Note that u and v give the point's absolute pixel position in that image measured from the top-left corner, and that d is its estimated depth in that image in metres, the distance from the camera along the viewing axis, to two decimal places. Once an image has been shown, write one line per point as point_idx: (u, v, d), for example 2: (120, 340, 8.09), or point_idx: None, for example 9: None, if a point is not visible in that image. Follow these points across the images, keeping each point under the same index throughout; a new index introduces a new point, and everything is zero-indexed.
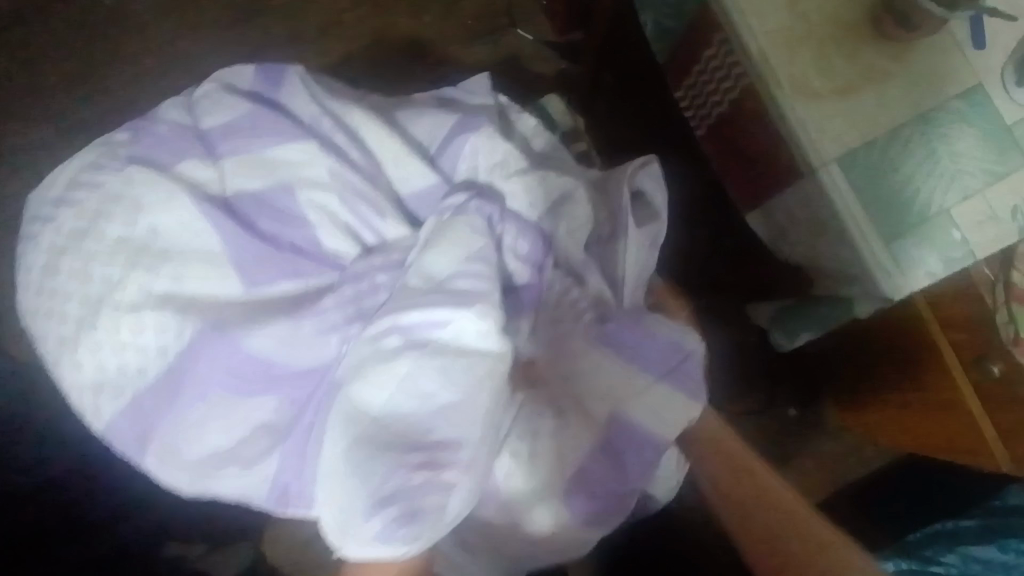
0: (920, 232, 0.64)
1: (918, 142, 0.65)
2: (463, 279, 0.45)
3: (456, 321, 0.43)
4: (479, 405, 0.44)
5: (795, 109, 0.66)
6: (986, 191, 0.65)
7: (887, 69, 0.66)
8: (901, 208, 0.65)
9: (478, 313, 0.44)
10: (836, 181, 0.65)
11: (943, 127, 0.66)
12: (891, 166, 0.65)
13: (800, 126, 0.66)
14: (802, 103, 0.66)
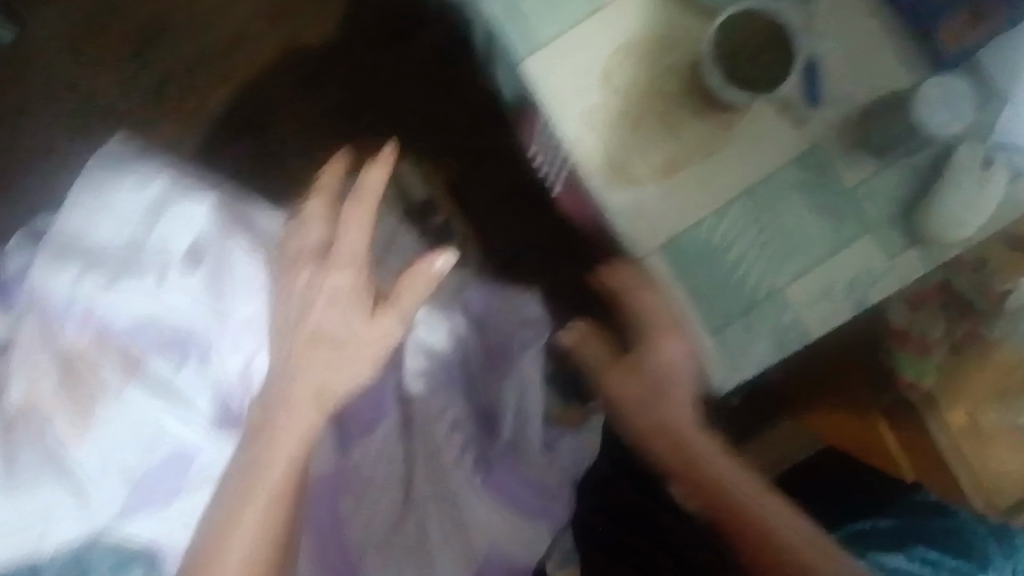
0: (748, 314, 0.70)
1: (742, 222, 0.71)
2: (192, 307, 0.75)
3: (151, 229, 0.78)
4: (182, 288, 0.76)
5: (625, 193, 0.70)
6: (815, 263, 0.71)
7: (714, 147, 0.71)
8: (731, 290, 0.70)
9: (148, 225, 0.78)
10: (663, 268, 0.70)
11: (772, 204, 0.72)
12: (719, 248, 0.70)
13: (629, 210, 0.70)
14: (632, 186, 0.70)
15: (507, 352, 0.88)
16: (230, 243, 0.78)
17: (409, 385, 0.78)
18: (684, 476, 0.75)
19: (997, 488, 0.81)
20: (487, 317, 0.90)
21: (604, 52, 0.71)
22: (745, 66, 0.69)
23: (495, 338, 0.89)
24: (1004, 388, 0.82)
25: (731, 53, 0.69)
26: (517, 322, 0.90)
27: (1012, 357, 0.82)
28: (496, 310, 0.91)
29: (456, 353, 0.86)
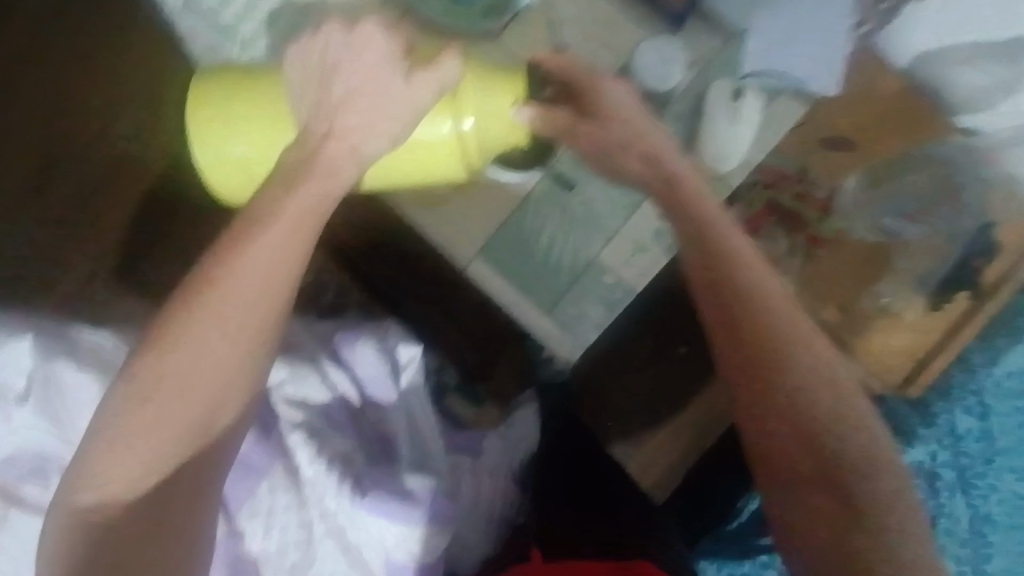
0: (573, 290, 0.70)
1: (551, 200, 0.70)
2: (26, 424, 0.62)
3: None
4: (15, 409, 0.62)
5: (469, 192, 0.70)
6: (640, 204, 0.70)
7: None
8: (547, 277, 0.70)
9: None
10: (484, 273, 0.70)
11: None
12: (527, 239, 0.70)
13: (436, 231, 0.70)
14: (426, 211, 0.70)
15: (378, 395, 0.75)
16: (57, 359, 0.63)
17: (298, 452, 0.67)
18: (720, 312, 0.51)
19: (886, 366, 0.89)
20: (353, 366, 0.75)
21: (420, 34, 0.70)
22: (557, 20, 0.70)
23: (372, 381, 0.75)
24: (866, 281, 0.88)
25: (515, 160, 0.67)
26: (384, 363, 0.75)
27: (861, 252, 0.88)
28: (361, 354, 0.75)
29: (333, 399, 0.73)
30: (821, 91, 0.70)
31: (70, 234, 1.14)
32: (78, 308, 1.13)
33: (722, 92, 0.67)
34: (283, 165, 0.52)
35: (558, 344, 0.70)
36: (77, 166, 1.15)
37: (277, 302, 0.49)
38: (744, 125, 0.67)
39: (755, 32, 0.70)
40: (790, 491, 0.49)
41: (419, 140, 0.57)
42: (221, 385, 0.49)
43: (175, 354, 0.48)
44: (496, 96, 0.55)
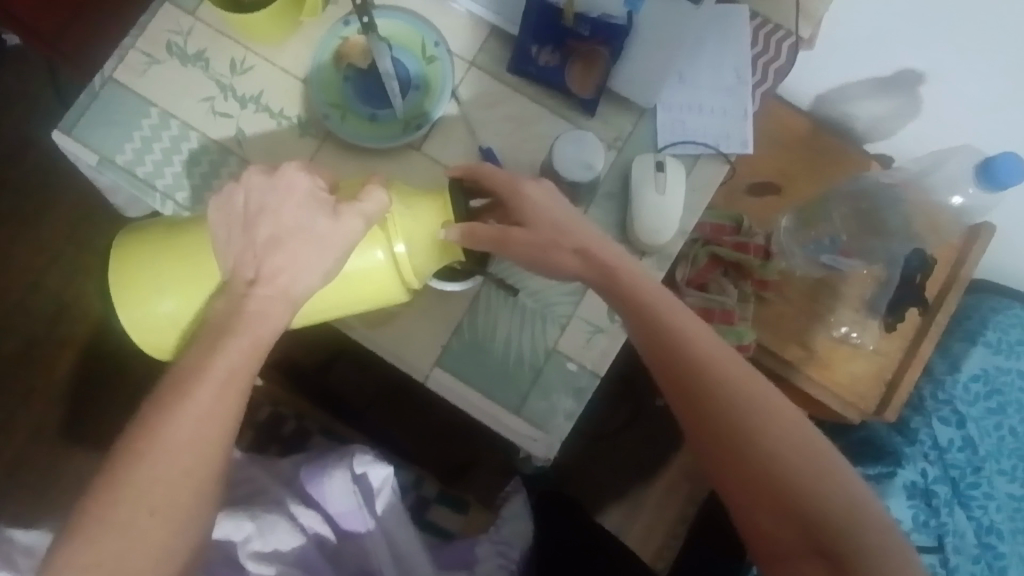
0: (537, 382, 0.68)
1: (500, 296, 0.70)
2: None
3: None
4: None
5: (416, 302, 0.69)
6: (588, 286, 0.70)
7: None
8: (510, 374, 0.69)
9: None
10: (446, 381, 0.68)
11: None
12: (482, 337, 0.69)
13: (388, 348, 0.69)
14: (374, 329, 0.69)
15: (353, 525, 0.70)
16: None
17: None
18: (677, 395, 0.50)
19: (856, 394, 0.90)
20: (324, 501, 0.70)
21: (345, 156, 0.71)
22: (475, 122, 0.72)
23: (345, 513, 0.70)
24: (817, 315, 0.90)
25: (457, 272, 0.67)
26: (355, 492, 0.70)
27: (808, 286, 0.91)
28: (329, 487, 0.70)
29: (306, 543, 0.68)
30: (737, 149, 0.73)
31: (7, 404, 1.08)
32: (25, 481, 1.05)
33: (644, 168, 0.69)
34: (212, 315, 0.48)
35: (531, 441, 0.68)
36: (7, 331, 1.09)
37: (211, 460, 0.46)
38: (672, 194, 0.69)
39: (663, 105, 0.73)
40: (785, 567, 0.47)
41: (352, 272, 0.54)
42: (155, 563, 0.44)
43: (101, 540, 0.43)
44: (424, 217, 0.55)
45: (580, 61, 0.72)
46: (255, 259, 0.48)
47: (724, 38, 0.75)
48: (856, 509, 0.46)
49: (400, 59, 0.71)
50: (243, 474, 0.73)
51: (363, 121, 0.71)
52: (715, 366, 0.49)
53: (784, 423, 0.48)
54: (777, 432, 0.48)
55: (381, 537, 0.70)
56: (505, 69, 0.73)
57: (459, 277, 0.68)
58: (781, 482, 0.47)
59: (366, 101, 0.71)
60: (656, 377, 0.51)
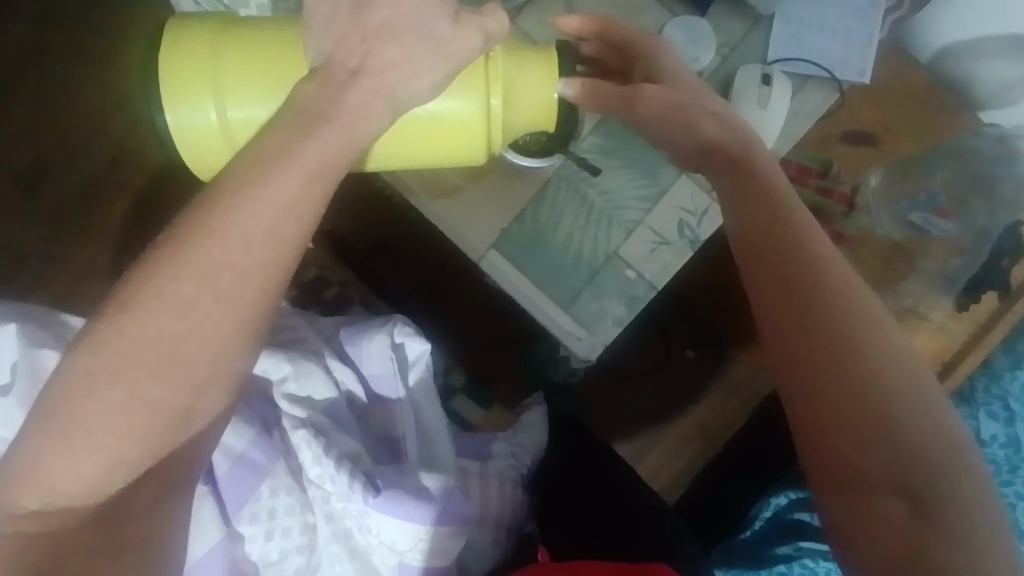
0: (592, 283, 0.66)
1: (570, 189, 0.67)
2: None
3: None
4: None
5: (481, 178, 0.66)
6: (665, 194, 0.67)
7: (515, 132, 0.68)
8: (567, 269, 0.67)
9: None
10: (500, 267, 0.67)
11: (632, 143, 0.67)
12: (545, 229, 0.67)
13: (446, 222, 0.67)
14: (437, 201, 0.67)
15: (386, 390, 0.72)
16: (45, 348, 0.52)
17: (303, 450, 0.62)
18: (779, 300, 0.49)
19: None
20: (360, 362, 0.72)
21: None
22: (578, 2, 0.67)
23: (379, 374, 0.72)
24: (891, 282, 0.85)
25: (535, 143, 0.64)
26: (392, 360, 0.72)
27: (887, 249, 0.85)
28: (367, 349, 0.72)
29: (337, 397, 0.69)
30: (852, 78, 0.67)
31: (60, 234, 1.11)
32: (74, 303, 1.09)
33: (748, 80, 0.64)
34: (292, 113, 0.44)
35: (576, 337, 0.66)
36: (67, 164, 1.12)
37: (283, 258, 0.43)
38: (771, 113, 0.64)
39: (782, 16, 0.67)
40: (859, 494, 0.45)
41: (450, 100, 0.52)
42: (205, 356, 0.41)
43: (160, 313, 0.41)
44: (544, 75, 0.55)
45: None
46: (361, 47, 0.46)
47: None
48: (946, 450, 0.45)
49: None
50: (285, 323, 0.74)
51: None
52: (820, 276, 0.49)
53: (890, 351, 0.47)
54: (883, 359, 0.46)
55: (410, 405, 0.71)
56: None
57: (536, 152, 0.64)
58: (879, 406, 0.45)
59: None
60: (754, 280, 0.50)
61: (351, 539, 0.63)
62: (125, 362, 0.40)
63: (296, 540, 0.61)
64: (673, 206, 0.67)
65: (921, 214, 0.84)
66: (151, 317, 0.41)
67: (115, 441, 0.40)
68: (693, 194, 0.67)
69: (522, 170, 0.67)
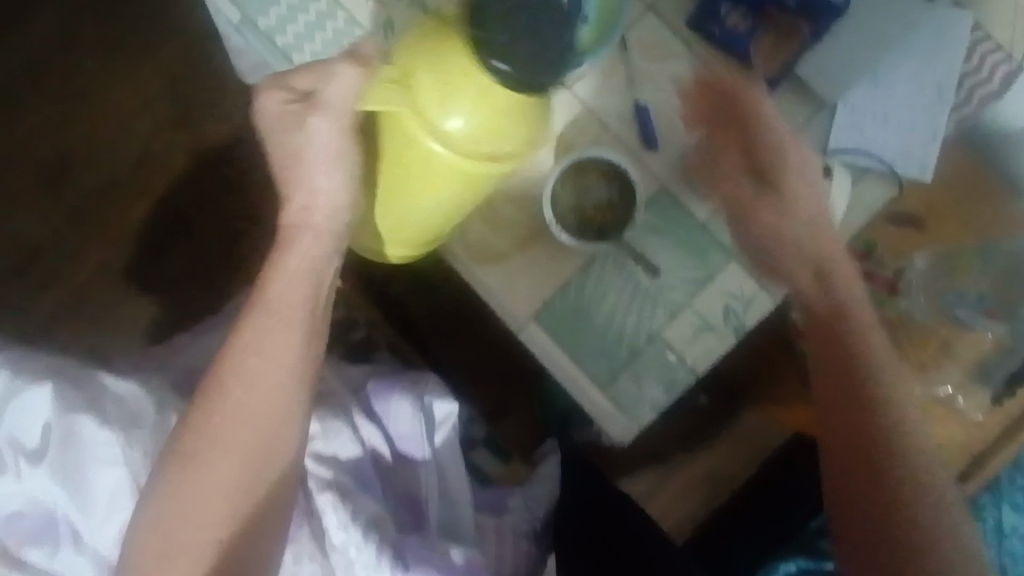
0: (632, 363, 0.65)
1: (617, 265, 0.66)
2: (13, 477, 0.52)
3: None
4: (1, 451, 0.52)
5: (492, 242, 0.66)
6: (713, 278, 0.66)
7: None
8: (607, 347, 0.66)
9: None
10: (539, 339, 0.66)
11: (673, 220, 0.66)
12: (589, 304, 0.66)
13: (488, 291, 0.66)
14: (481, 265, 0.66)
15: (411, 450, 0.70)
16: (78, 414, 0.52)
17: (327, 514, 0.61)
18: None
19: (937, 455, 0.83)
20: (387, 419, 0.70)
21: None
22: (639, 74, 0.66)
23: (407, 433, 0.70)
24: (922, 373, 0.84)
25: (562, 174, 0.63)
26: (418, 420, 0.71)
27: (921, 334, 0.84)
28: (396, 407, 0.71)
29: (363, 455, 0.67)
30: (912, 174, 0.65)
31: (79, 234, 1.12)
32: (102, 316, 1.11)
33: (809, 171, 0.64)
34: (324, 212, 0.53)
35: (611, 416, 0.65)
36: (91, 162, 1.12)
37: (301, 353, 0.54)
38: (828, 206, 0.64)
39: (846, 105, 0.65)
40: None
41: (378, 162, 0.58)
42: (253, 447, 0.52)
43: (205, 462, 0.51)
44: (447, 97, 0.51)
45: (773, 33, 0.64)
46: None
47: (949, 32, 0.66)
48: None
49: None
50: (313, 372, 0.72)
51: None
52: None
53: None
54: None
55: (436, 469, 0.70)
56: (684, 22, 0.66)
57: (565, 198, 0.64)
58: None
59: None
60: None
61: None
62: (185, 483, 0.51)
63: None
64: (720, 291, 0.66)
65: (966, 311, 0.83)
66: (202, 447, 0.51)
67: (187, 546, 0.50)
68: (741, 279, 0.66)
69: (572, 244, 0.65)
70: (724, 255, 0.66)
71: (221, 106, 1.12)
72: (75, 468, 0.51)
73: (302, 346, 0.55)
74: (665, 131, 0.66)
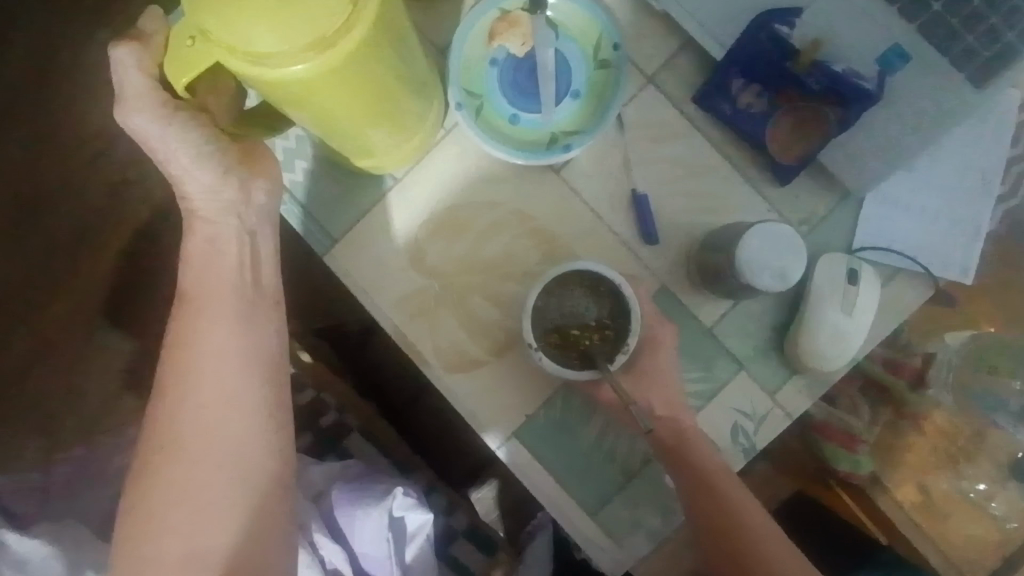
0: (626, 487, 0.58)
1: None
2: None
3: None
4: None
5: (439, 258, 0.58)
6: (718, 392, 0.57)
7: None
8: (594, 468, 0.58)
9: None
10: (519, 459, 0.58)
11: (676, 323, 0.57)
12: (577, 419, 0.58)
13: (463, 403, 0.58)
14: (456, 374, 0.58)
15: (378, 570, 0.63)
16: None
17: None
18: None
19: (967, 562, 0.74)
20: (351, 536, 0.63)
21: (470, 158, 0.58)
22: (637, 157, 0.58)
23: (374, 550, 0.63)
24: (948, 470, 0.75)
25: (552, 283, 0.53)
26: (386, 536, 0.63)
27: (951, 425, 0.75)
28: (362, 522, 0.63)
29: None
30: (951, 276, 0.57)
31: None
32: None
33: (831, 274, 0.55)
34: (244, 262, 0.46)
35: (601, 547, 0.57)
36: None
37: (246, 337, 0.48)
38: (857, 319, 0.55)
39: (876, 195, 0.57)
40: None
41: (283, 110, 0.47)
42: (237, 449, 0.47)
43: (173, 486, 0.46)
44: (229, 8, 0.34)
45: (792, 116, 0.56)
46: None
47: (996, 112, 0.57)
48: None
49: (565, 54, 0.57)
50: None
51: (502, 121, 0.57)
52: None
53: None
54: None
55: None
56: (690, 97, 0.58)
57: (550, 311, 0.53)
58: None
59: (514, 97, 0.57)
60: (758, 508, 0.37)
61: None
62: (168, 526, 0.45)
63: None
64: (727, 408, 0.57)
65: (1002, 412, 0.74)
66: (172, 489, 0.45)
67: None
68: (752, 394, 0.57)
69: None
70: (733, 364, 0.57)
71: None
72: None
73: (245, 330, 0.48)
74: (666, 223, 0.58)
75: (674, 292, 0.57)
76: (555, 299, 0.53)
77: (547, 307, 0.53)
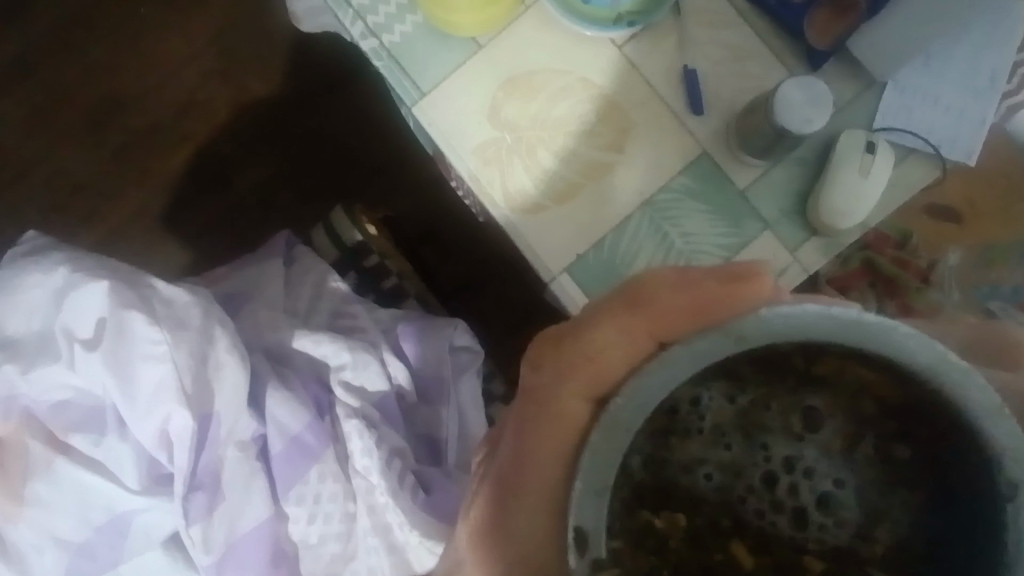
0: None
1: (653, 225, 0.66)
2: (65, 377, 0.56)
3: (24, 334, 0.58)
4: (58, 342, 0.57)
5: (610, 351, 0.41)
6: (747, 246, 0.66)
7: (604, 162, 0.66)
8: None
9: (17, 282, 0.59)
10: (570, 291, 0.65)
11: (714, 184, 0.66)
12: (621, 261, 0.66)
13: (523, 238, 0.66)
14: (523, 215, 0.66)
15: (433, 390, 0.71)
16: (130, 310, 0.55)
17: (353, 440, 0.63)
18: None
19: None
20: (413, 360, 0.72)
21: (547, 30, 0.67)
22: (691, 39, 0.67)
23: (430, 373, 0.72)
24: (989, 333, 0.45)
25: (776, 402, 0.33)
26: (442, 362, 0.72)
27: None
28: (423, 347, 0.72)
29: (389, 391, 0.68)
30: (958, 158, 0.65)
31: (120, 170, 1.15)
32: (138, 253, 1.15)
33: (853, 145, 0.64)
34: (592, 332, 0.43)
35: None
36: (142, 92, 1.16)
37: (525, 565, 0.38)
38: (875, 184, 0.63)
39: (896, 85, 0.66)
40: None
41: None
42: None
43: None
44: None
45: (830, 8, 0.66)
46: None
47: (1009, 17, 0.65)
48: None
49: None
50: (345, 308, 0.74)
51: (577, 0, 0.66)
52: None
53: None
54: None
55: (455, 410, 0.71)
56: None
57: (724, 469, 0.32)
58: None
59: None
60: None
61: (383, 527, 0.63)
62: None
63: (332, 522, 0.62)
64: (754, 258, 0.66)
65: None
66: None
67: None
68: (776, 249, 0.66)
69: (620, 199, 0.66)
70: (760, 223, 0.66)
71: (270, 56, 1.14)
72: (120, 363, 0.55)
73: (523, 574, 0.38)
74: (711, 97, 0.67)
75: (716, 158, 0.67)
76: (748, 442, 0.33)
77: (715, 447, 0.32)
